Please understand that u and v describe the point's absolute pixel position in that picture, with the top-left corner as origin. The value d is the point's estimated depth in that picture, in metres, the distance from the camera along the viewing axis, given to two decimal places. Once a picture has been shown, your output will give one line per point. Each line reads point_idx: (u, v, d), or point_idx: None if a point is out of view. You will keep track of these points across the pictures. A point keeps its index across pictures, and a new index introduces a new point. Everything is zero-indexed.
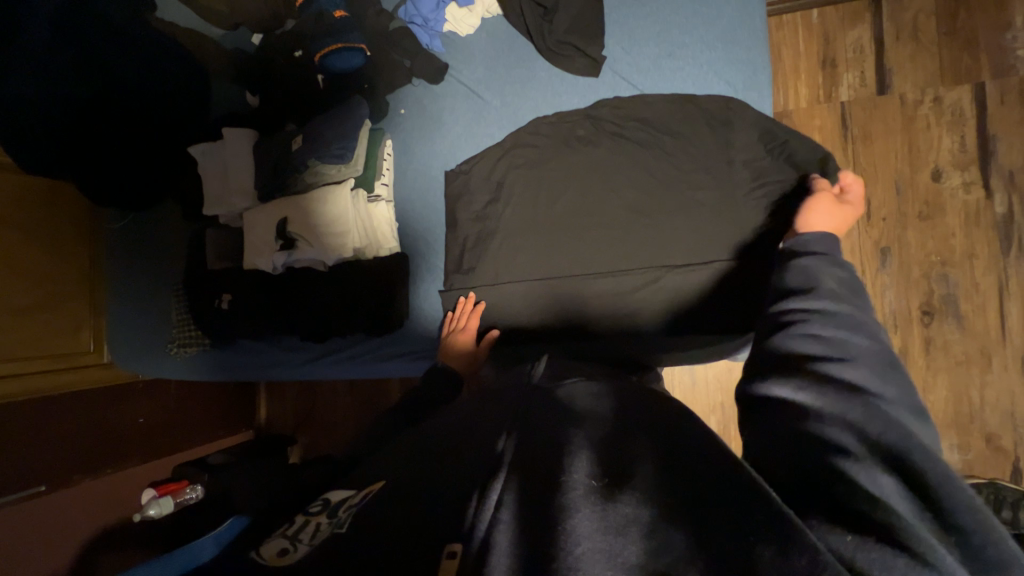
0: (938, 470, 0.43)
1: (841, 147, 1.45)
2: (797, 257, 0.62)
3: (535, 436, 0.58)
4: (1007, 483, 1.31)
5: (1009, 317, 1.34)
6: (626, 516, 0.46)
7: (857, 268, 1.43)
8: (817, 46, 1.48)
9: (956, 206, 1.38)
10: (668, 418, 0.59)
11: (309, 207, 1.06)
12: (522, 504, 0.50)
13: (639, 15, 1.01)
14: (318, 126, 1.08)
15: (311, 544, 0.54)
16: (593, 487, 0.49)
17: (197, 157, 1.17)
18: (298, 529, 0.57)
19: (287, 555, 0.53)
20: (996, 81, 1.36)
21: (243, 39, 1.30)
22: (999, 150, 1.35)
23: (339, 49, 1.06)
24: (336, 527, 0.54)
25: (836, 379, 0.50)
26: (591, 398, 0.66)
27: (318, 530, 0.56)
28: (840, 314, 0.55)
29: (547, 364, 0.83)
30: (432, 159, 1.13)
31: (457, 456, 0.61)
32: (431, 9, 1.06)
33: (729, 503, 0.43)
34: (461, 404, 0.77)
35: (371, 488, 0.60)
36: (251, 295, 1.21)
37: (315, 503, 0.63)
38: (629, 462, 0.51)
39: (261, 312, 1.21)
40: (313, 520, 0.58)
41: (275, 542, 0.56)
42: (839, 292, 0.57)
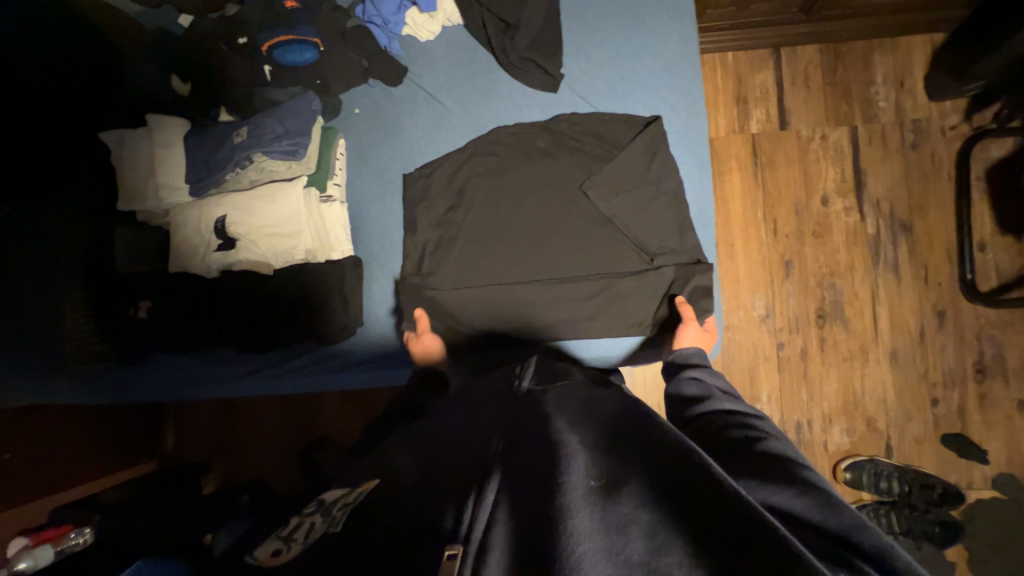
0: (850, 513, 0.52)
1: (752, 173, 1.67)
2: (696, 376, 0.88)
3: (531, 447, 0.60)
4: (883, 458, 1.56)
5: (879, 319, 1.62)
6: (624, 516, 0.47)
7: (768, 279, 1.65)
8: (732, 84, 1.70)
9: (840, 226, 1.64)
10: (646, 417, 0.63)
11: (255, 206, 1.00)
12: (518, 510, 0.51)
13: (594, 39, 1.08)
14: (265, 121, 1.01)
15: (305, 542, 0.61)
16: (592, 488, 0.51)
17: (113, 145, 1.05)
18: (294, 529, 0.66)
19: (281, 553, 0.61)
20: (865, 126, 1.66)
21: (168, 17, 1.14)
22: (869, 182, 1.65)
23: (289, 42, 1.02)
24: (331, 526, 0.61)
25: (774, 464, 0.63)
26: (583, 408, 0.70)
27: (312, 529, 0.64)
28: (739, 414, 0.77)
29: (537, 366, 0.86)
30: (389, 161, 1.10)
31: (451, 471, 0.62)
32: (392, 11, 1.05)
33: (715, 495, 0.47)
34: (436, 424, 0.79)
35: (361, 490, 0.68)
36: (177, 305, 1.08)
37: (311, 503, 0.72)
38: (624, 470, 0.53)
39: (183, 322, 1.08)
40: (306, 521, 0.67)
41: (269, 545, 0.64)
42: (731, 399, 0.82)
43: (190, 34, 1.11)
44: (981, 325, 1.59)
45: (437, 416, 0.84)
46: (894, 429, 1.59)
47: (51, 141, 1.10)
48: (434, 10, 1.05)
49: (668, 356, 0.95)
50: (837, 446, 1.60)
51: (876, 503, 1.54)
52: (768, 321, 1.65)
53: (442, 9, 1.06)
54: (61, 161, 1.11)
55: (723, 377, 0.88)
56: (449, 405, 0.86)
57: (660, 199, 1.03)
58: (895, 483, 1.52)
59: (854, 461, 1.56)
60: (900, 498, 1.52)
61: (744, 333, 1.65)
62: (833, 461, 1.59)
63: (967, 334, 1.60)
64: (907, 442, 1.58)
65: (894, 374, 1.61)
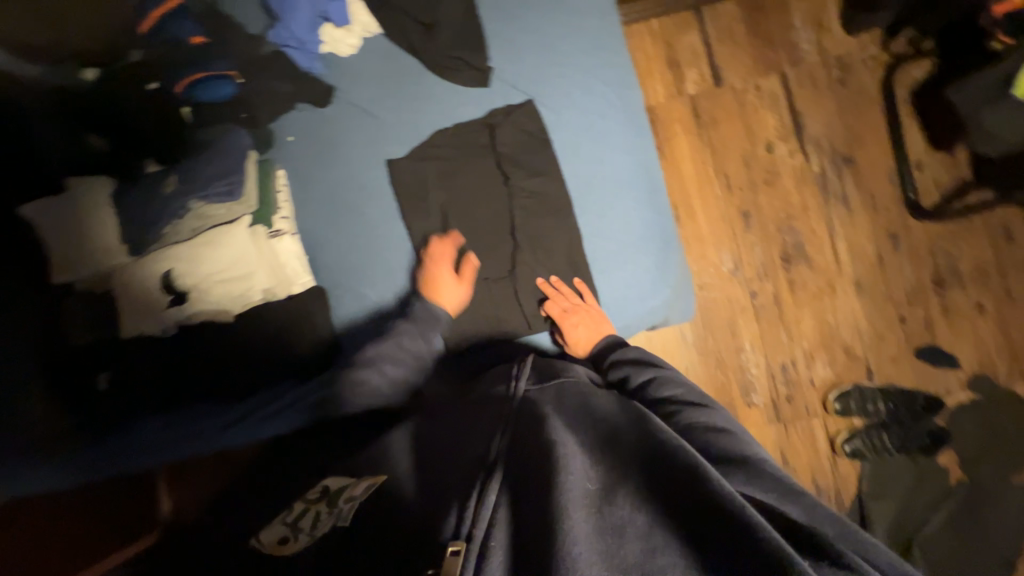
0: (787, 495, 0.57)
1: (696, 133, 1.72)
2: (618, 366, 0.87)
3: (534, 443, 0.60)
4: (866, 382, 1.63)
5: (840, 252, 1.69)
6: (620, 518, 0.49)
7: (730, 233, 1.70)
8: (663, 50, 1.73)
9: (787, 169, 1.71)
10: (643, 418, 0.63)
11: (200, 253, 0.95)
12: (515, 510, 0.54)
13: (518, 23, 1.04)
14: (193, 167, 0.99)
15: (310, 536, 0.69)
16: (590, 491, 0.52)
17: (37, 215, 0.98)
18: (301, 514, 0.73)
19: (289, 544, 0.69)
20: (794, 69, 1.72)
21: (71, 72, 1.07)
22: (806, 123, 1.71)
23: (203, 78, 1.00)
24: (336, 522, 0.68)
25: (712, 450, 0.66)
26: (581, 406, 0.69)
27: (317, 519, 0.71)
28: (667, 383, 0.80)
29: (533, 366, 0.84)
30: (333, 184, 1.06)
31: (455, 470, 0.65)
32: (306, 31, 1.03)
33: (707, 493, 0.48)
34: (436, 424, 0.80)
35: (370, 484, 0.72)
36: (142, 369, 1.03)
37: (314, 490, 0.77)
38: (619, 470, 0.54)
39: (152, 384, 1.03)
40: (312, 508, 0.73)
41: (277, 529, 0.72)
42: (652, 364, 0.84)
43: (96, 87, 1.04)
44: (931, 240, 1.67)
45: (440, 410, 0.84)
46: (871, 352, 1.66)
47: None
48: (349, 22, 1.03)
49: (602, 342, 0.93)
50: (823, 379, 1.66)
51: (867, 426, 1.60)
52: (737, 273, 1.70)
53: (357, 21, 1.04)
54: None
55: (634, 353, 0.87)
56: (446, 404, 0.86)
57: (611, 176, 1.01)
58: (880, 403, 1.61)
59: (839, 391, 1.63)
60: (887, 417, 1.60)
61: (718, 290, 1.70)
62: (821, 395, 1.65)
63: (920, 250, 1.68)
64: (885, 362, 1.65)
65: (862, 300, 1.68)
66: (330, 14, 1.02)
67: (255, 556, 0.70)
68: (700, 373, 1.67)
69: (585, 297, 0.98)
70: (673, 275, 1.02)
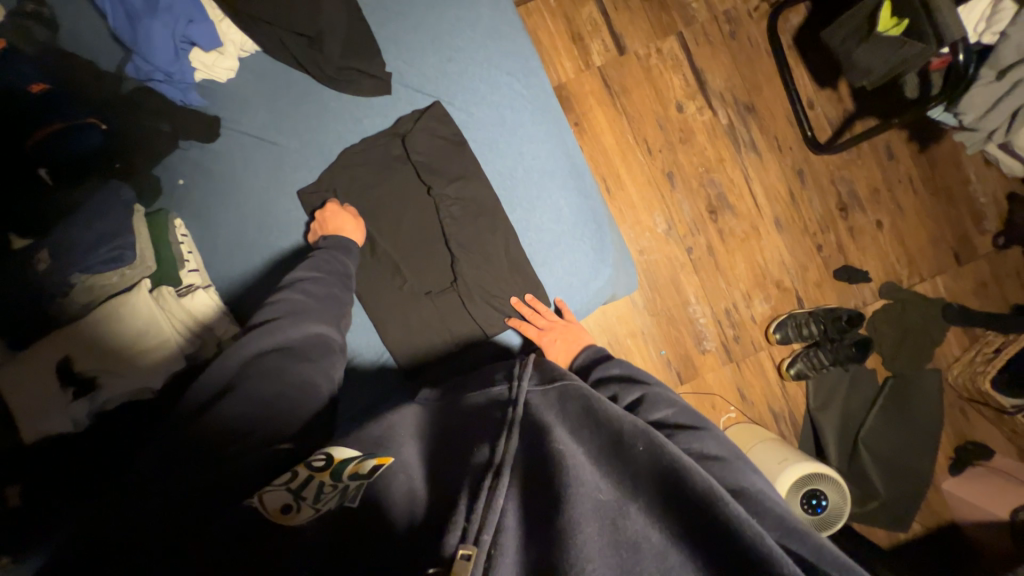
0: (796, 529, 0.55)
1: (610, 103, 1.77)
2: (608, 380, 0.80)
3: (543, 449, 0.60)
4: (799, 310, 1.78)
5: (758, 196, 1.81)
6: (634, 534, 0.52)
7: (658, 195, 1.78)
8: (564, 26, 1.76)
9: (699, 125, 1.80)
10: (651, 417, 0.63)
11: (100, 331, 0.84)
12: (524, 515, 0.56)
13: (411, 20, 0.98)
14: (67, 233, 0.85)
15: (315, 507, 0.61)
16: (603, 503, 0.54)
17: None
18: (304, 481, 0.64)
19: (293, 512, 0.61)
20: (689, 29, 1.79)
21: None
22: (708, 79, 1.80)
23: (64, 131, 0.86)
24: (345, 501, 0.62)
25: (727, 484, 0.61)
26: (587, 403, 0.65)
27: (323, 491, 0.63)
28: (660, 402, 0.74)
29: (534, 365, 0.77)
30: (241, 225, 0.97)
31: (457, 471, 0.63)
32: (171, 60, 0.90)
33: (721, 517, 0.49)
34: (441, 417, 0.77)
35: (380, 466, 0.66)
36: (47, 456, 0.84)
37: (316, 455, 0.68)
38: (633, 479, 0.55)
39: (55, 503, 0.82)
40: (316, 478, 0.65)
41: (280, 493, 0.63)
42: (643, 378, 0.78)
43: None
44: (831, 171, 1.83)
45: (439, 410, 0.79)
46: (799, 282, 1.81)
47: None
48: (220, 45, 0.92)
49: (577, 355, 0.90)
50: (763, 315, 1.79)
51: (806, 348, 1.75)
52: (672, 232, 1.79)
53: (229, 42, 0.94)
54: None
55: (625, 366, 0.80)
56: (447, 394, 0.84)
57: (534, 168, 0.99)
58: (814, 326, 1.73)
59: (778, 322, 1.77)
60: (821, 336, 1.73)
61: (657, 251, 1.77)
62: (764, 329, 1.79)
63: (824, 183, 1.83)
64: (811, 289, 1.81)
65: (784, 236, 1.82)
66: (194, 37, 0.90)
67: (248, 519, 0.59)
68: (655, 332, 1.75)
69: (563, 314, 0.99)
70: (611, 256, 1.03)
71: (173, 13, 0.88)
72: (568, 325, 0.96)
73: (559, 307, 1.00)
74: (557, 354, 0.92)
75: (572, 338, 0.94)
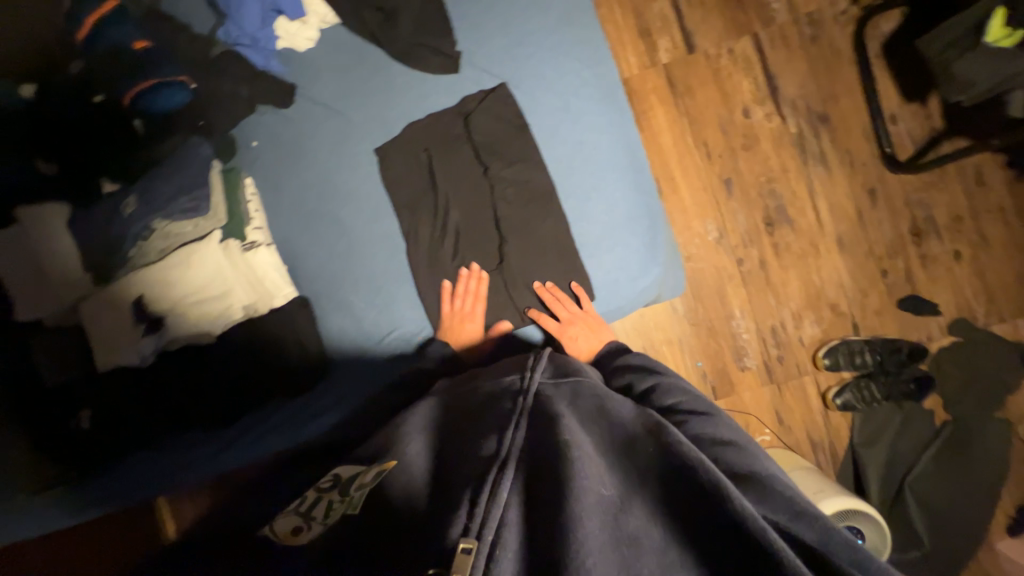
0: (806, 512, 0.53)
1: (672, 102, 1.72)
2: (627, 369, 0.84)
3: (547, 444, 0.60)
4: (853, 337, 1.67)
5: (821, 212, 1.71)
6: (634, 529, 0.52)
7: (713, 201, 1.71)
8: (632, 20, 1.72)
9: (765, 133, 1.71)
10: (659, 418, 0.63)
11: (171, 275, 0.91)
12: (527, 509, 0.56)
13: (488, 0, 0.99)
14: (152, 182, 0.93)
15: (324, 522, 0.66)
16: (607, 498, 0.54)
17: None
18: (313, 504, 0.71)
19: (303, 530, 0.66)
20: (765, 30, 1.71)
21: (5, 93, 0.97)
22: (781, 84, 1.71)
23: (153, 87, 0.92)
24: (348, 509, 0.66)
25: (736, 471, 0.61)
26: (597, 408, 0.69)
27: (330, 508, 0.68)
28: (676, 389, 0.77)
29: (549, 358, 0.80)
30: (305, 189, 1.01)
31: (461, 464, 0.64)
32: (258, 27, 0.96)
33: (727, 512, 0.48)
34: (451, 412, 0.79)
35: (382, 469, 0.69)
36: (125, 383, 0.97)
37: (326, 479, 0.76)
38: (638, 480, 0.57)
39: (131, 421, 0.98)
40: (325, 498, 0.71)
41: (290, 519, 0.69)
42: (657, 369, 0.82)
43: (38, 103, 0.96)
44: (908, 193, 1.70)
45: (446, 403, 0.82)
46: (858, 308, 1.70)
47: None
48: (304, 14, 0.96)
49: (616, 352, 0.91)
50: (812, 338, 1.69)
51: (856, 379, 1.64)
52: (723, 242, 1.72)
53: (312, 12, 0.98)
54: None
55: (643, 357, 0.85)
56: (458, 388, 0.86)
57: (593, 159, 0.98)
58: (868, 355, 1.64)
59: (829, 347, 1.67)
60: (875, 366, 1.64)
61: (705, 260, 1.71)
62: (812, 353, 1.69)
63: (898, 204, 1.70)
64: (870, 317, 1.69)
65: (845, 257, 1.71)
66: (282, 6, 0.95)
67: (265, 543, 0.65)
68: (693, 343, 1.69)
69: (582, 303, 0.97)
70: (662, 255, 1.00)
71: None
72: (589, 318, 0.96)
73: (580, 291, 0.98)
74: (578, 350, 0.94)
75: (592, 333, 0.96)
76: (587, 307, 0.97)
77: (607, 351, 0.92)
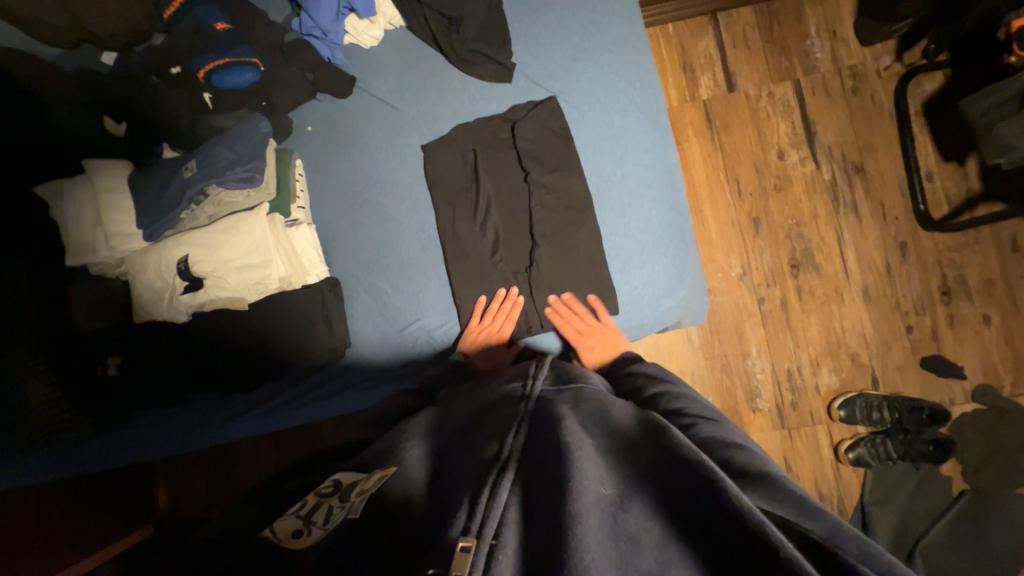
0: (815, 508, 0.51)
1: (709, 137, 1.75)
2: (639, 376, 0.86)
3: (548, 446, 0.61)
4: (872, 391, 1.63)
5: (848, 261, 1.70)
6: (635, 529, 0.52)
7: (739, 237, 1.72)
8: (677, 55, 1.77)
9: (798, 176, 1.73)
10: (656, 426, 0.64)
11: (217, 240, 0.94)
12: (526, 511, 0.56)
13: (550, 15, 1.03)
14: (209, 152, 0.97)
15: (325, 528, 0.59)
16: (606, 498, 0.55)
17: (51, 200, 0.97)
18: (312, 508, 0.62)
19: (304, 535, 0.58)
20: (807, 78, 1.74)
21: (93, 58, 1.05)
22: (818, 130, 1.73)
23: (228, 65, 0.99)
24: (350, 516, 0.61)
25: (745, 468, 0.60)
26: (597, 412, 0.70)
27: (331, 514, 0.61)
28: (684, 397, 0.78)
29: (551, 366, 0.84)
30: (350, 175, 1.06)
31: (462, 465, 0.64)
32: (330, 20, 1.00)
33: (724, 509, 0.48)
34: (451, 414, 0.79)
35: (382, 475, 0.66)
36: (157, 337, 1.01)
37: (325, 483, 0.67)
38: (637, 481, 0.57)
39: (157, 374, 1.01)
40: (324, 503, 0.63)
41: (287, 521, 0.60)
42: (664, 376, 0.83)
43: (116, 69, 1.04)
44: (939, 251, 1.68)
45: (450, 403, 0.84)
46: (878, 361, 1.66)
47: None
48: (374, 14, 1.01)
49: (626, 359, 0.92)
50: (828, 386, 1.66)
51: (872, 434, 1.59)
52: (746, 279, 1.72)
53: (381, 12, 1.03)
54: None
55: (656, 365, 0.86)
56: (459, 391, 0.87)
57: (630, 177, 1.00)
58: (887, 413, 1.58)
59: (846, 399, 1.63)
60: (893, 425, 1.58)
61: (726, 294, 1.71)
62: (827, 402, 1.66)
63: (928, 261, 1.68)
64: (891, 372, 1.66)
65: (870, 309, 1.68)
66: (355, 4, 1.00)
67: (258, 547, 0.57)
68: (706, 376, 1.67)
69: (599, 316, 0.98)
70: (689, 277, 1.01)
71: None
72: (603, 331, 0.97)
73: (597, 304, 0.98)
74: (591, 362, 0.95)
75: (608, 345, 0.96)
76: (602, 320, 0.98)
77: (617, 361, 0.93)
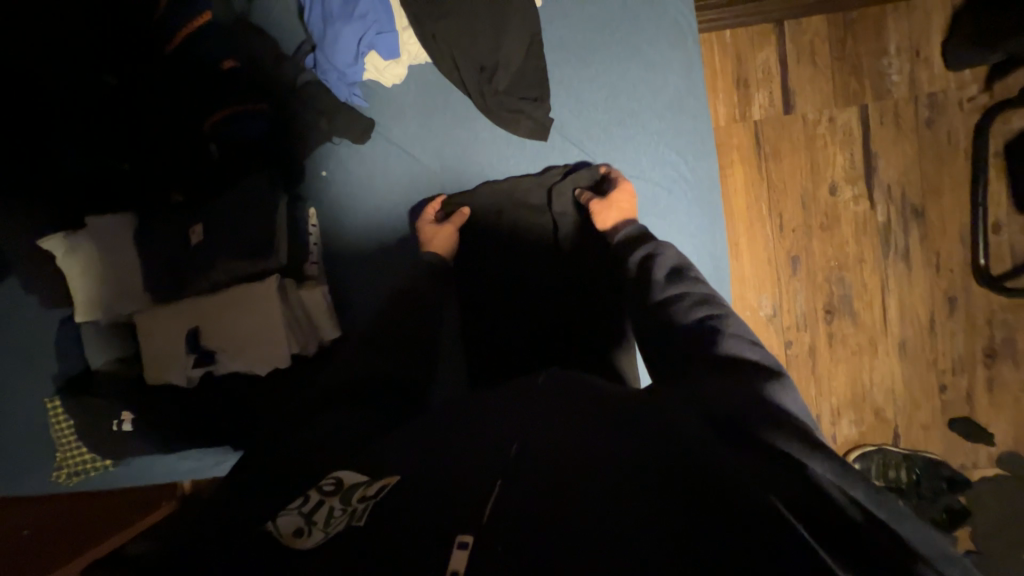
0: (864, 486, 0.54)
1: (756, 164, 1.59)
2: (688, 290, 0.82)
3: (556, 462, 0.61)
4: (892, 448, 1.58)
5: (889, 311, 1.59)
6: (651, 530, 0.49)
7: (774, 276, 1.61)
8: (732, 66, 1.58)
9: (848, 216, 1.58)
10: (679, 420, 0.64)
11: (224, 313, 0.97)
12: (534, 510, 0.54)
13: (585, 75, 1.04)
14: (218, 216, 0.98)
15: (325, 531, 0.59)
16: (620, 505, 0.53)
17: (62, 257, 1.00)
18: (314, 506, 0.63)
19: (304, 537, 0.60)
20: (877, 104, 1.55)
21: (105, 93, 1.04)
22: (879, 166, 1.56)
23: (236, 115, 0.99)
24: (352, 521, 0.59)
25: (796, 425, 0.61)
26: (621, 408, 0.70)
27: (331, 516, 0.61)
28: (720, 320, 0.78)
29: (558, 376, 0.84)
30: (371, 225, 1.08)
31: (462, 468, 0.64)
32: (349, 63, 0.97)
33: (758, 520, 0.48)
34: (465, 412, 0.81)
35: (384, 482, 0.64)
36: (165, 395, 1.05)
37: (327, 480, 0.68)
38: (659, 482, 0.55)
39: (167, 434, 1.07)
40: (326, 501, 0.64)
41: (292, 518, 0.63)
42: (676, 288, 0.83)
43: (129, 109, 1.04)
44: (992, 310, 1.56)
45: (476, 397, 0.87)
46: (903, 418, 1.60)
47: (12, 223, 1.04)
48: (398, 54, 0.97)
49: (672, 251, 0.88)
50: (845, 438, 1.61)
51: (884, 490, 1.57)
52: (776, 321, 1.63)
53: (405, 50, 0.99)
54: (23, 245, 1.06)
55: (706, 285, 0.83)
56: (477, 397, 0.90)
57: None
58: (904, 472, 1.55)
59: (863, 452, 1.59)
60: (908, 486, 1.55)
61: None
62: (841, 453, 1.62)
63: (977, 320, 1.57)
64: (914, 430, 1.60)
65: (904, 364, 1.59)
66: (376, 45, 0.96)
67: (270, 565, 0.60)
68: None
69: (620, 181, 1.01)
70: None
71: (363, 22, 0.94)
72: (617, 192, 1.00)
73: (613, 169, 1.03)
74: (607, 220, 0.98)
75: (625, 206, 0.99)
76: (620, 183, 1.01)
77: (627, 230, 0.95)
